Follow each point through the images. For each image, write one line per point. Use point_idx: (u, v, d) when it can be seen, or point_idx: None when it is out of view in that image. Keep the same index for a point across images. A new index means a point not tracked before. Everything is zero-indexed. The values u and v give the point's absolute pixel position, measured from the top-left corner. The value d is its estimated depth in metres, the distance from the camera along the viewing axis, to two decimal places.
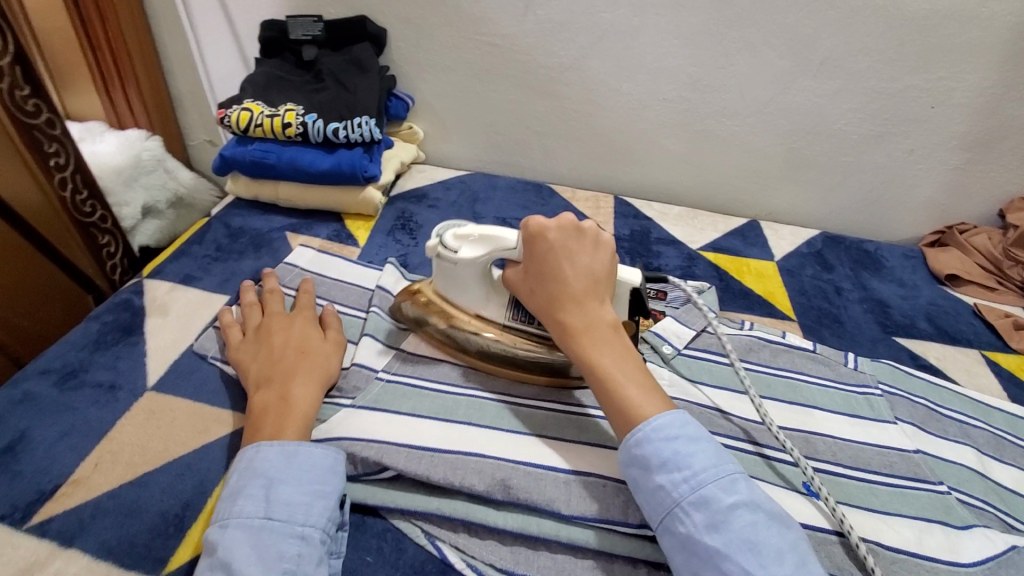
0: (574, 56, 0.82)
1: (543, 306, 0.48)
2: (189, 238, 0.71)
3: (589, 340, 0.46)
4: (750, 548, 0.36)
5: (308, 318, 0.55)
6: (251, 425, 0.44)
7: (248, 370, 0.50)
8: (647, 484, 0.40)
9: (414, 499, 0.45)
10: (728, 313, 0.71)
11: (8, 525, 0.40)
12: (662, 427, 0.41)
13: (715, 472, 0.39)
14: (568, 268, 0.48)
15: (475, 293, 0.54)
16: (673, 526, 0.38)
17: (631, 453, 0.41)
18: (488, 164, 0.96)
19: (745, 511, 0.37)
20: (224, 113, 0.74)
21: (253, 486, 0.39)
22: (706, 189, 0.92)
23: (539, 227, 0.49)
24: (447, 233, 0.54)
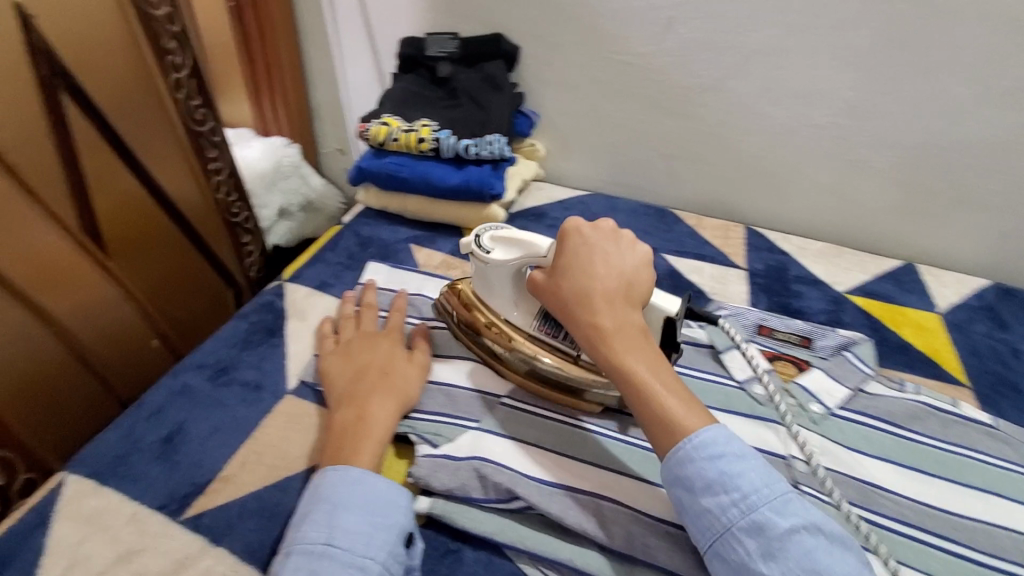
0: (715, 77, 0.77)
1: (572, 305, 0.45)
2: (325, 245, 0.75)
3: (619, 342, 0.43)
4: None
5: (396, 339, 0.54)
6: (330, 444, 0.45)
7: (334, 386, 0.50)
8: (693, 506, 0.39)
9: (543, 542, 0.43)
10: (884, 370, 0.63)
11: (166, 514, 0.43)
12: (707, 445, 0.39)
13: (767, 493, 0.37)
14: (599, 267, 0.45)
15: (505, 297, 0.53)
16: (724, 552, 0.37)
17: (675, 474, 0.40)
18: (608, 184, 0.93)
19: (804, 535, 0.36)
20: (365, 127, 0.77)
21: (319, 512, 0.40)
22: (852, 224, 0.83)
23: (573, 228, 0.47)
24: (484, 233, 0.53)
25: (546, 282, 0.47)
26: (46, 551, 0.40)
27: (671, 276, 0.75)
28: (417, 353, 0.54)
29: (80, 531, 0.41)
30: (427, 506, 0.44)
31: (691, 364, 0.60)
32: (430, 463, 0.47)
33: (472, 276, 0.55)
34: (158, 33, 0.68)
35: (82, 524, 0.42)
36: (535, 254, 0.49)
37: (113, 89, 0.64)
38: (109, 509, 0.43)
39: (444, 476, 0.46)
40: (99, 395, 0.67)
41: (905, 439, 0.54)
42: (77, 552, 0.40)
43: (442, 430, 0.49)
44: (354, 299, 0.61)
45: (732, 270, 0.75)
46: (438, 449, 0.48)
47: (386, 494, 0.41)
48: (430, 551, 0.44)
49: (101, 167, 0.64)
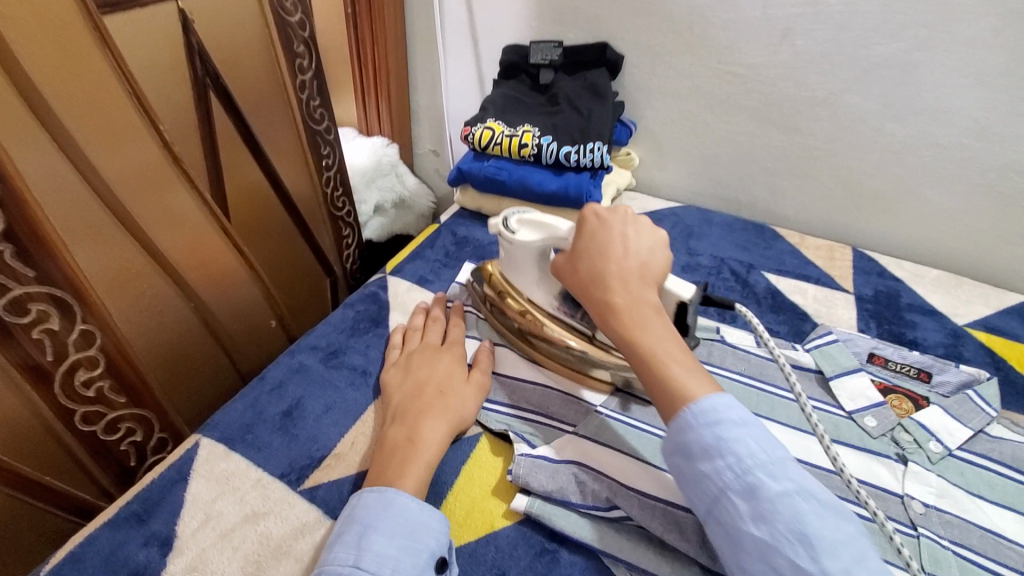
0: (831, 91, 0.73)
1: (588, 284, 0.47)
2: (423, 242, 0.78)
3: (631, 316, 0.44)
4: (799, 540, 0.36)
5: (456, 355, 0.55)
6: (378, 461, 0.45)
7: (390, 398, 0.51)
8: (692, 471, 0.40)
9: (644, 556, 0.42)
10: (1012, 414, 0.58)
11: (286, 483, 0.46)
12: (707, 413, 0.40)
13: (762, 458, 0.38)
14: (616, 248, 0.47)
15: (529, 276, 0.56)
16: (722, 516, 0.39)
17: (676, 440, 0.41)
18: (702, 197, 0.91)
19: (797, 499, 0.37)
20: (469, 130, 0.79)
21: (349, 534, 0.39)
22: (975, 253, 0.77)
23: (592, 213, 0.49)
24: (511, 215, 0.56)
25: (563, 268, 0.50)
26: (184, 504, 0.44)
27: (770, 295, 0.72)
28: (476, 372, 0.54)
29: (213, 489, 0.45)
30: (526, 504, 0.45)
31: (795, 388, 0.58)
32: (529, 465, 0.47)
33: (501, 258, 0.58)
34: (292, 39, 0.73)
35: (215, 484, 0.46)
36: (559, 238, 0.52)
37: (253, 92, 0.70)
38: (238, 472, 0.47)
39: (542, 478, 0.46)
40: (225, 370, 0.72)
41: None
42: (210, 509, 0.44)
43: (538, 431, 0.51)
44: (425, 308, 0.62)
45: (838, 294, 0.71)
46: (535, 449, 0.49)
47: (420, 520, 0.41)
48: (526, 547, 0.44)
49: (232, 160, 0.68)
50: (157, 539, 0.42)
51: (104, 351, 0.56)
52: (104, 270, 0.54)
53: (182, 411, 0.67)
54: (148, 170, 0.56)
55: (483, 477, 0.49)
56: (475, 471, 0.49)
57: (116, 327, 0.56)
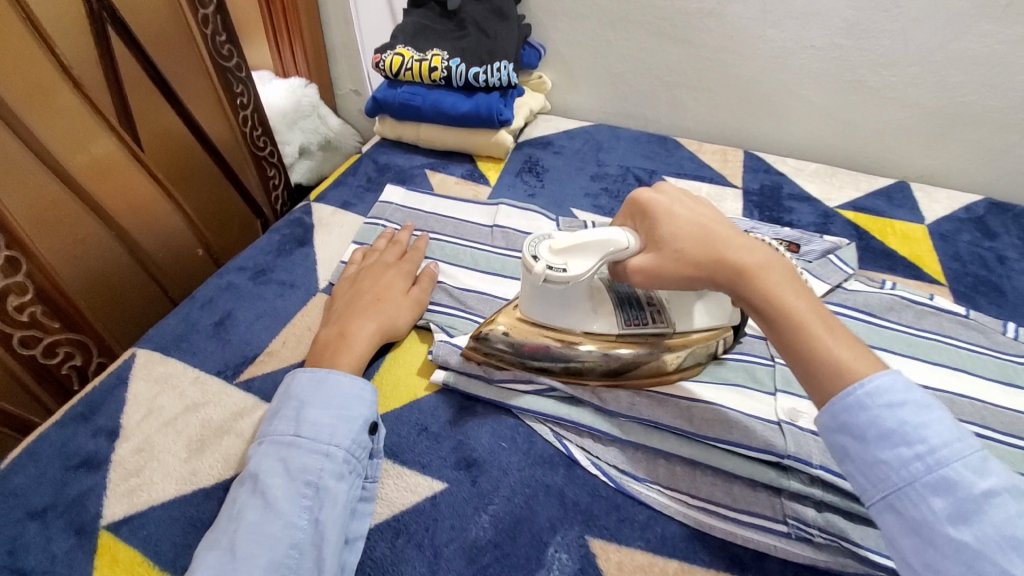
0: (717, 1, 0.79)
1: (696, 249, 0.43)
2: (345, 171, 0.80)
3: (771, 286, 0.41)
4: (1016, 548, 0.31)
5: (402, 271, 0.58)
6: (313, 353, 0.50)
7: (333, 305, 0.55)
8: (863, 457, 0.37)
9: (546, 403, 0.49)
10: (867, 272, 0.67)
11: (223, 377, 0.50)
12: (880, 392, 0.36)
13: (959, 448, 0.35)
14: (703, 214, 0.44)
15: (581, 312, 0.47)
16: (905, 509, 0.35)
17: (838, 421, 0.37)
18: (613, 116, 0.97)
19: (1006, 498, 0.33)
20: (380, 58, 0.81)
21: (288, 409, 0.44)
22: (849, 147, 0.86)
23: (655, 188, 0.46)
24: (541, 246, 0.46)
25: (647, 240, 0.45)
26: (126, 402, 0.48)
27: None
28: (414, 289, 0.57)
29: (154, 388, 0.49)
30: (443, 377, 0.51)
31: None
32: (448, 346, 0.52)
33: (523, 295, 0.48)
34: None
35: (155, 383, 0.50)
36: (620, 250, 0.44)
37: (155, 27, 0.70)
38: (176, 372, 0.50)
39: (459, 357, 0.52)
40: (159, 302, 0.75)
41: (881, 326, 0.59)
42: (152, 404, 0.48)
43: (457, 324, 0.57)
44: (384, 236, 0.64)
45: (728, 190, 0.79)
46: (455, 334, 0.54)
47: (353, 392, 0.45)
48: (445, 408, 0.50)
49: (143, 97, 0.69)
50: (104, 431, 0.46)
51: (31, 278, 0.58)
52: (19, 199, 0.56)
53: (116, 337, 0.70)
54: (52, 99, 0.57)
55: (408, 360, 0.54)
56: (401, 356, 0.55)
57: (40, 254, 0.59)
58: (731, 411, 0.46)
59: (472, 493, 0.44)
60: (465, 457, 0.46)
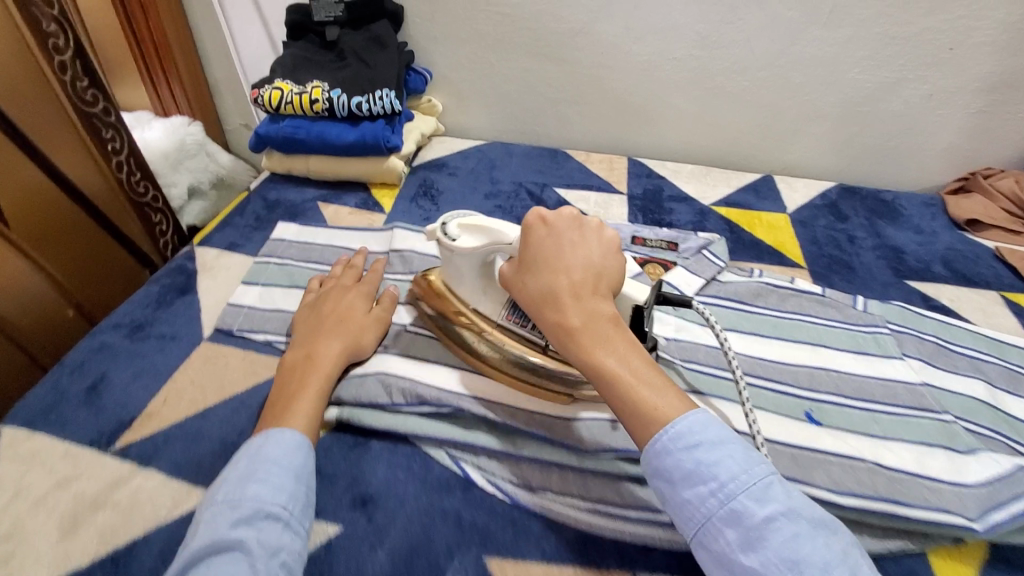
0: (584, 20, 0.84)
1: (541, 300, 0.45)
2: (232, 210, 0.78)
3: (589, 338, 0.42)
4: (790, 566, 0.33)
5: (363, 292, 0.59)
6: (280, 380, 0.50)
7: (297, 329, 0.55)
8: (673, 497, 0.38)
9: (441, 428, 0.50)
10: (739, 263, 0.73)
11: (97, 448, 0.48)
12: (682, 435, 0.38)
13: (745, 480, 0.36)
14: (568, 248, 0.46)
15: (475, 284, 0.54)
16: (706, 543, 0.36)
17: (654, 466, 0.39)
18: (505, 133, 0.99)
19: (785, 523, 0.34)
20: (258, 93, 0.79)
21: (271, 473, 0.40)
22: (721, 148, 0.93)
23: (538, 219, 0.48)
24: (451, 220, 0.54)
25: (514, 274, 0.48)
26: None
27: (560, 207, 0.83)
28: (377, 309, 0.58)
29: (15, 468, 0.46)
30: (335, 413, 0.51)
31: None
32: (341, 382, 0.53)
33: (442, 267, 0.56)
34: (38, 16, 0.68)
35: (17, 463, 0.46)
36: (503, 242, 0.50)
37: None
38: (43, 448, 0.47)
39: (351, 390, 0.53)
40: (27, 369, 0.73)
41: (750, 312, 0.64)
42: (16, 485, 0.45)
43: None
44: (347, 261, 0.65)
45: (614, 197, 0.84)
46: (350, 372, 0.55)
47: (315, 476, 0.44)
48: (339, 446, 0.50)
49: None
50: None
51: None
52: None
53: None
54: None
55: None
56: None
57: None
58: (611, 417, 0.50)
59: (369, 530, 0.44)
60: (360, 494, 0.46)
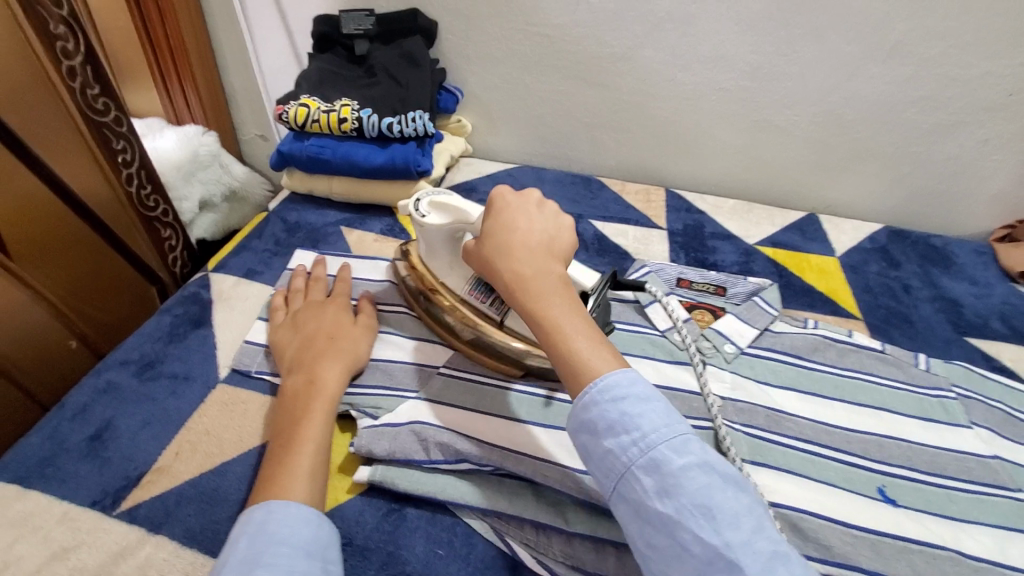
0: (627, 46, 0.80)
1: (493, 258, 0.46)
2: (250, 232, 0.73)
3: (537, 291, 0.44)
4: (702, 513, 0.34)
5: (341, 305, 0.57)
6: (282, 408, 0.48)
7: (283, 353, 0.53)
8: (598, 449, 0.38)
9: (485, 496, 0.45)
10: (791, 311, 0.69)
11: (100, 510, 0.43)
12: (610, 388, 0.39)
13: (665, 432, 0.37)
14: (519, 217, 0.47)
15: (442, 259, 0.55)
16: (627, 493, 0.37)
17: (581, 419, 0.39)
18: (536, 156, 0.95)
19: (699, 472, 0.35)
20: (282, 109, 0.75)
21: (275, 555, 0.35)
22: (763, 183, 0.89)
23: (501, 193, 0.49)
24: (424, 197, 0.54)
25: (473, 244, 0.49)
26: None
27: (598, 241, 0.78)
28: (362, 317, 0.57)
29: (9, 533, 0.41)
30: (368, 473, 0.46)
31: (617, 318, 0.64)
32: (371, 434, 0.48)
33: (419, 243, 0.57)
34: (46, 17, 0.63)
35: (10, 529, 0.42)
36: (467, 222, 0.51)
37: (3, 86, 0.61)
38: (39, 510, 0.43)
39: (384, 443, 0.47)
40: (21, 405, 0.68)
41: (808, 369, 0.60)
42: (7, 554, 0.40)
43: (381, 402, 0.51)
44: (304, 273, 0.61)
45: (653, 231, 0.80)
46: (380, 421, 0.49)
47: (332, 549, 0.39)
48: (373, 511, 0.45)
49: None
50: None
51: None
52: None
53: None
54: None
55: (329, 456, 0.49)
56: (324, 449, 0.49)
57: None
58: None
59: None
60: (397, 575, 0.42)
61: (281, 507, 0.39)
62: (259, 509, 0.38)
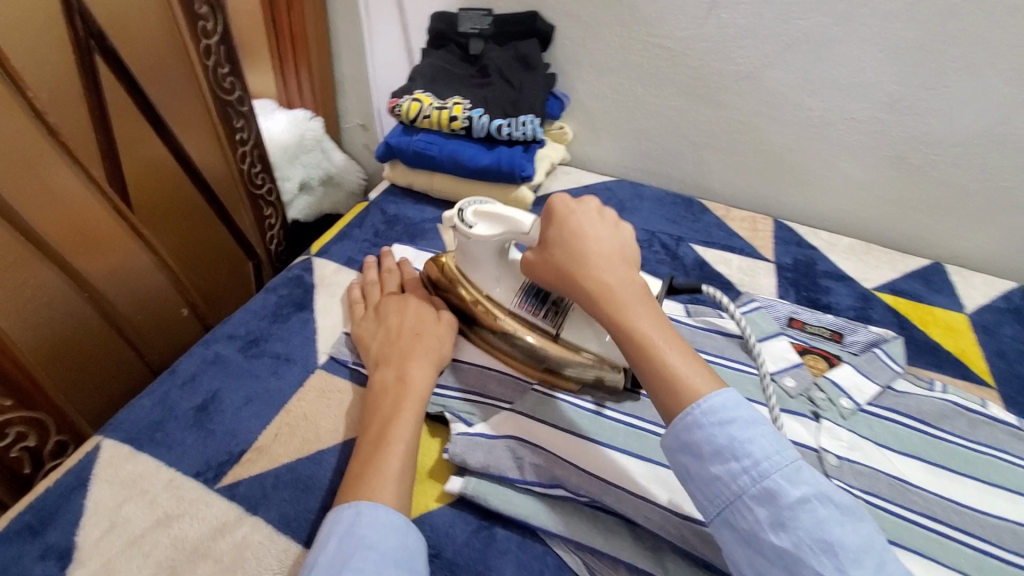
0: (754, 65, 0.76)
1: (572, 270, 0.46)
2: (351, 221, 0.74)
3: (627, 305, 0.44)
4: (822, 548, 0.34)
5: (423, 298, 0.55)
6: (370, 403, 0.47)
7: (369, 348, 0.52)
8: (702, 474, 0.38)
9: (579, 530, 0.43)
10: (915, 369, 0.62)
11: (203, 483, 0.44)
12: (714, 411, 0.39)
13: (778, 460, 0.37)
14: (593, 231, 0.47)
15: (487, 270, 0.53)
16: (736, 521, 0.37)
17: (682, 440, 0.39)
18: (636, 171, 0.92)
19: (816, 505, 0.35)
20: (396, 102, 0.76)
21: (363, 560, 0.35)
22: (884, 223, 0.82)
23: (563, 201, 0.48)
24: (468, 206, 0.52)
25: (539, 250, 0.49)
26: (86, 512, 0.43)
27: (699, 267, 0.75)
28: (445, 312, 0.54)
29: (119, 495, 0.44)
30: (461, 484, 0.45)
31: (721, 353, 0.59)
32: (466, 444, 0.47)
33: (455, 252, 0.54)
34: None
35: (121, 489, 0.44)
36: (520, 231, 0.50)
37: (149, 61, 0.64)
38: (148, 474, 0.45)
39: (479, 454, 0.46)
40: (137, 370, 0.71)
41: (935, 437, 0.54)
42: (116, 515, 0.42)
43: (476, 410, 0.51)
44: (374, 266, 0.62)
45: (759, 263, 0.75)
46: (474, 428, 0.48)
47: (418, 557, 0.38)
48: (462, 525, 0.44)
49: (131, 134, 0.64)
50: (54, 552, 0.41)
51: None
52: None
53: (81, 413, 0.66)
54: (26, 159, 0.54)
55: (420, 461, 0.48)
56: None
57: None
58: None
59: None
60: None
61: (373, 512, 0.38)
62: (347, 512, 0.38)
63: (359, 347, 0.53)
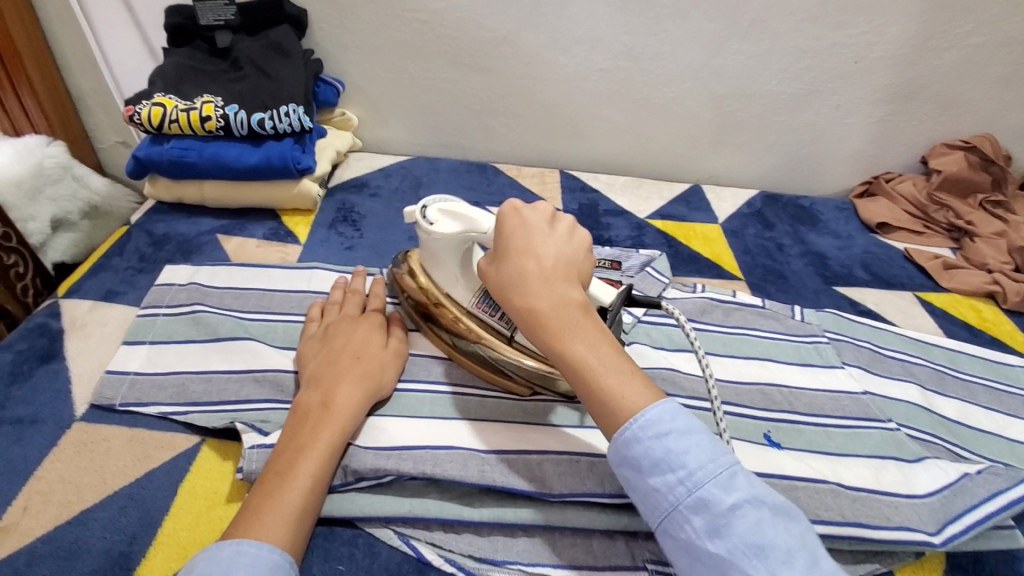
0: (508, 29, 0.79)
1: (511, 285, 0.41)
2: (108, 250, 0.66)
3: (561, 323, 0.39)
4: (756, 552, 0.32)
5: (375, 323, 0.53)
6: (292, 425, 0.44)
7: (305, 366, 0.49)
8: (641, 485, 0.36)
9: (385, 504, 0.44)
10: (681, 278, 0.72)
11: None
12: (651, 424, 0.36)
13: (713, 468, 0.34)
14: (540, 240, 0.43)
15: (449, 270, 0.53)
16: (673, 531, 0.35)
17: (621, 454, 0.36)
18: (430, 147, 0.93)
19: (749, 509, 0.33)
20: (133, 110, 0.68)
21: None
22: (651, 159, 0.93)
23: (515, 211, 0.44)
24: (432, 205, 0.53)
25: (487, 264, 0.44)
26: None
27: None
28: (392, 341, 0.52)
29: None
30: None
31: None
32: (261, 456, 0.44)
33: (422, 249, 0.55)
34: None
35: None
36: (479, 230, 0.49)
37: None
38: None
39: None
40: None
41: (698, 330, 0.63)
42: None
43: (270, 416, 0.48)
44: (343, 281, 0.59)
45: None
46: (268, 437, 0.46)
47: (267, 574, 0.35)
48: None
49: None
50: None
51: None
52: None
53: None
54: None
55: (212, 487, 0.45)
56: (198, 482, 0.45)
57: None
58: (581, 455, 0.47)
59: None
60: None
61: (253, 551, 0.35)
62: (230, 547, 0.35)
63: (297, 367, 0.50)
